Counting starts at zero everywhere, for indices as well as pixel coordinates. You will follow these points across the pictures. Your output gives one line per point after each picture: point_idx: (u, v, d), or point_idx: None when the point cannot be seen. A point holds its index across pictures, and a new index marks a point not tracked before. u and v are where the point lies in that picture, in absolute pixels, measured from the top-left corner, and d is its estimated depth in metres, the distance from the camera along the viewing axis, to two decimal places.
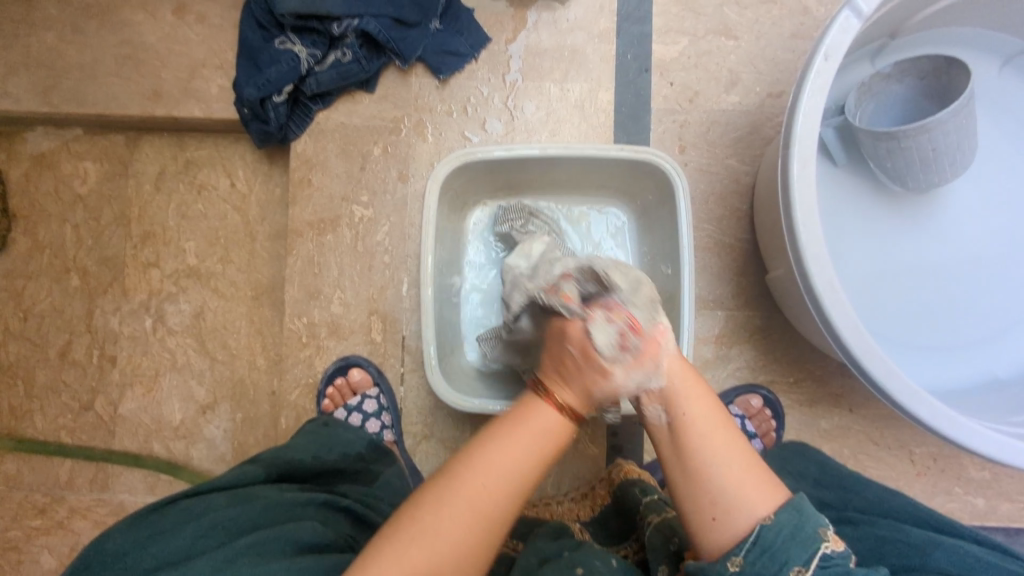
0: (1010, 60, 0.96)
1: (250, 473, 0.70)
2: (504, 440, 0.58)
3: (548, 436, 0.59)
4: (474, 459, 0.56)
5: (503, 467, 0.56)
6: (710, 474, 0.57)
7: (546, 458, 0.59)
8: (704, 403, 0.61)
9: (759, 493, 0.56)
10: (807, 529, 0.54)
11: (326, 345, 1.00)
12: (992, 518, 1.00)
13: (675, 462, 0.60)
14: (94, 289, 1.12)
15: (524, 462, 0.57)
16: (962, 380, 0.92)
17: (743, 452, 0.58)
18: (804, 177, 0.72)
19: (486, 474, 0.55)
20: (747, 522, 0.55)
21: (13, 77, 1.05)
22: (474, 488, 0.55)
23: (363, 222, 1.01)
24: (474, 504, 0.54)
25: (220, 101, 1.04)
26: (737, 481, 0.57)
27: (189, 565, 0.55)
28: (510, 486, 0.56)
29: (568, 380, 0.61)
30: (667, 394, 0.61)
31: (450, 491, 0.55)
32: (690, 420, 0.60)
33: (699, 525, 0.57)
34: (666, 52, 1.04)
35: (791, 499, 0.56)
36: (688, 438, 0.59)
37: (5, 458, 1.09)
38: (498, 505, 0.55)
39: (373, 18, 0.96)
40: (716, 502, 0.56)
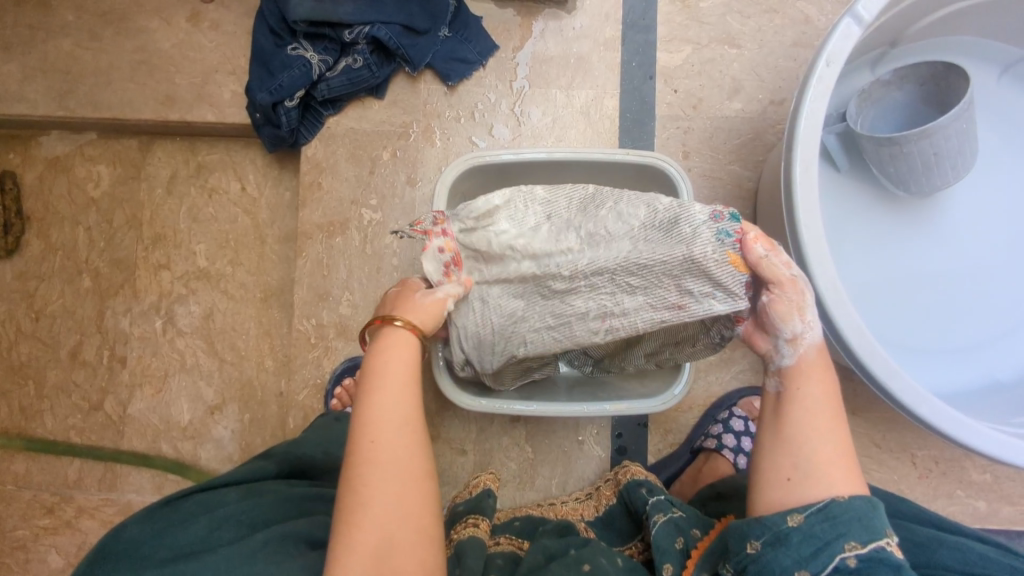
0: (1009, 68, 0.98)
1: (260, 470, 0.71)
2: (373, 397, 0.62)
3: (404, 373, 0.64)
4: (360, 431, 0.60)
5: (385, 424, 0.60)
6: (803, 444, 0.58)
7: (416, 389, 0.64)
8: (823, 388, 0.61)
9: (841, 474, 0.57)
10: (876, 520, 0.55)
11: (334, 347, 1.02)
12: (994, 521, 1.00)
13: (769, 426, 0.61)
14: (105, 291, 1.13)
15: (399, 409, 0.62)
16: (966, 383, 0.93)
17: (842, 433, 0.59)
18: (806, 180, 0.73)
19: (372, 433, 0.60)
20: (822, 494, 0.56)
21: (30, 82, 1.07)
22: (367, 448, 0.59)
23: (371, 225, 1.03)
24: (395, 469, 0.59)
25: (232, 106, 1.06)
26: (825, 453, 0.58)
27: (206, 557, 0.56)
28: (402, 431, 0.61)
29: (410, 308, 0.68)
30: (795, 365, 0.62)
31: (365, 470, 0.58)
32: (801, 395, 0.61)
33: (770, 484, 0.59)
34: (670, 60, 1.06)
35: (870, 497, 0.57)
36: (791, 408, 0.61)
37: (15, 457, 1.10)
38: (404, 458, 0.60)
39: (383, 25, 0.99)
40: (798, 465, 0.58)
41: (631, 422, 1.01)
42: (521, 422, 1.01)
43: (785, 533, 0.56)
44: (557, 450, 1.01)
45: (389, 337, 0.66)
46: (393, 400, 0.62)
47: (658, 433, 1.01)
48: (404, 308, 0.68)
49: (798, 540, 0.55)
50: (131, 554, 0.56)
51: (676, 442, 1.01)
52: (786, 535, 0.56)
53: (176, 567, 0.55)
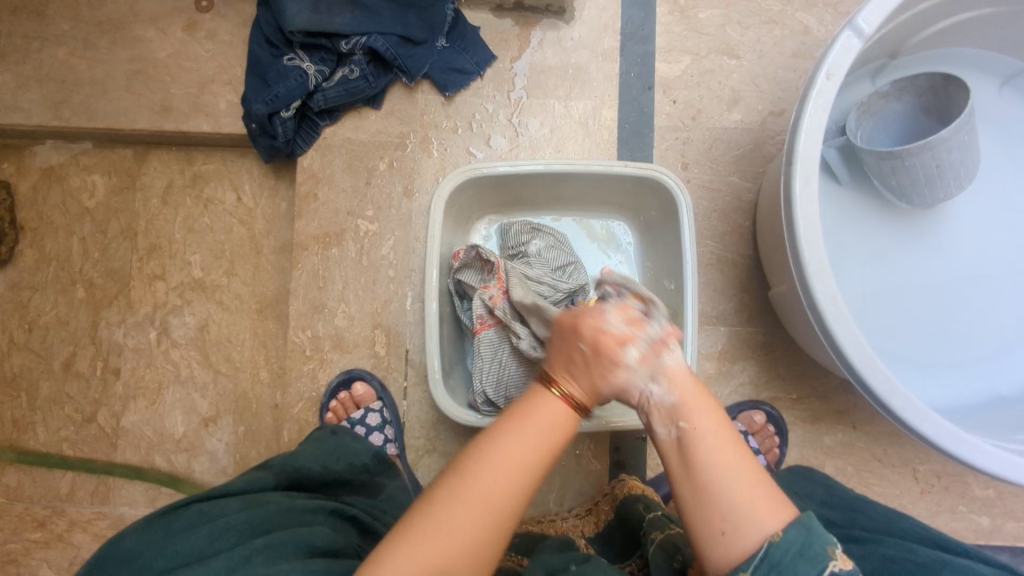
0: (1009, 79, 0.97)
1: (261, 479, 0.70)
2: (510, 434, 0.55)
3: (556, 426, 0.57)
4: (484, 446, 0.55)
5: (511, 457, 0.54)
6: (720, 493, 0.54)
7: (555, 446, 0.56)
8: (714, 419, 0.58)
9: (768, 508, 0.53)
10: (815, 546, 0.50)
11: (329, 359, 1.01)
12: (998, 537, 0.99)
13: (682, 479, 0.56)
14: (99, 302, 1.12)
15: (529, 450, 0.55)
16: (968, 397, 0.92)
17: (753, 464, 0.56)
18: (806, 194, 0.73)
19: (492, 469, 0.53)
20: (757, 538, 0.52)
21: (25, 91, 1.06)
22: (485, 482, 0.53)
23: (368, 236, 1.02)
24: (489, 502, 0.52)
25: (228, 116, 1.05)
26: (743, 493, 0.54)
27: (205, 565, 0.55)
28: (526, 479, 0.54)
29: (575, 373, 0.59)
30: (676, 407, 0.59)
31: (463, 485, 0.53)
32: (701, 435, 0.57)
33: (708, 545, 0.54)
34: (669, 70, 1.05)
35: (801, 516, 0.53)
36: (697, 452, 0.56)
37: (7, 470, 1.09)
38: (504, 492, 0.53)
39: (380, 35, 0.98)
40: (726, 516, 0.53)
41: (630, 436, 1.00)
42: None
43: None
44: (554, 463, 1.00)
45: (546, 399, 0.58)
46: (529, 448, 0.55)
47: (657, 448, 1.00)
48: (573, 370, 0.59)
49: None
50: (133, 563, 0.56)
51: None
52: None
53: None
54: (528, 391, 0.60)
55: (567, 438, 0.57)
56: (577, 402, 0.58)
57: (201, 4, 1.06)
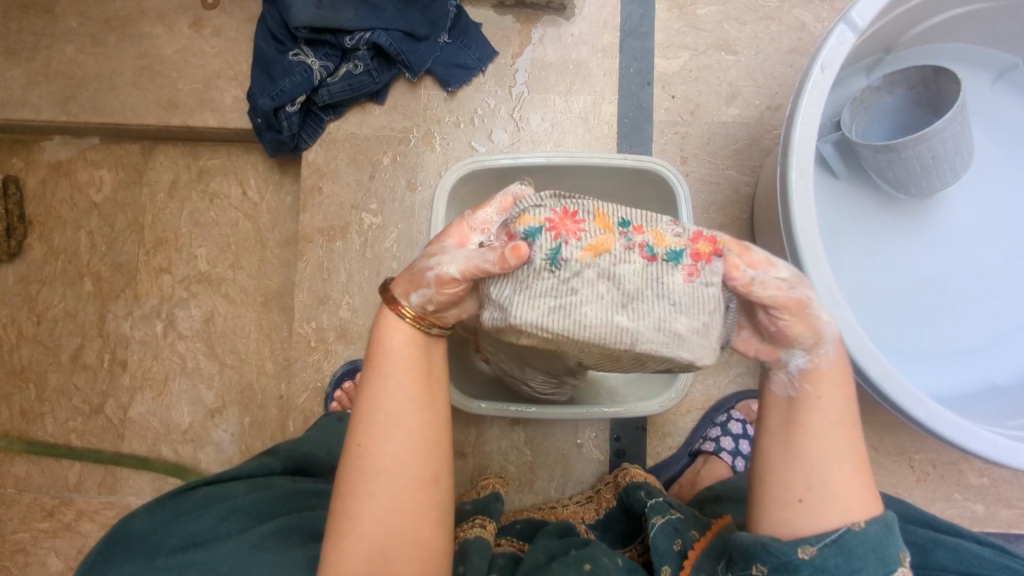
0: (1002, 74, 0.99)
1: (268, 464, 0.72)
2: (374, 396, 0.60)
3: (408, 354, 0.60)
4: (358, 423, 0.59)
5: (382, 420, 0.58)
6: (816, 468, 0.57)
7: (426, 377, 0.61)
8: (837, 396, 0.60)
9: (856, 499, 0.57)
10: (890, 549, 0.55)
11: (334, 350, 1.02)
12: (992, 524, 1.01)
13: (779, 438, 0.60)
14: (106, 295, 1.14)
15: (399, 404, 0.59)
16: (962, 387, 0.94)
17: (858, 449, 0.59)
18: (802, 184, 0.74)
19: (372, 436, 0.59)
20: (836, 520, 0.56)
21: (34, 87, 1.08)
22: (370, 450, 0.58)
23: (371, 229, 1.04)
24: (391, 473, 0.58)
25: (234, 111, 1.06)
26: (836, 477, 0.57)
27: (216, 547, 0.56)
28: (406, 431, 0.59)
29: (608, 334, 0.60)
30: (813, 375, 0.59)
31: (362, 468, 0.58)
32: (814, 408, 0.59)
33: (778, 503, 0.58)
34: (667, 66, 1.07)
35: (884, 514, 0.57)
36: (803, 422, 0.59)
37: (15, 460, 1.11)
38: (400, 454, 0.58)
39: (383, 31, 1.00)
40: (811, 489, 0.57)
41: (630, 425, 1.01)
42: (520, 425, 1.02)
43: (795, 564, 0.55)
44: (556, 452, 1.01)
45: (387, 326, 0.61)
46: (405, 395, 0.59)
47: (657, 437, 1.02)
48: (409, 283, 0.59)
49: (810, 572, 0.55)
50: (144, 543, 0.57)
51: (675, 446, 1.02)
52: (797, 566, 0.55)
53: (187, 556, 0.55)
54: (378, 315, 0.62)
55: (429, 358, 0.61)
56: (419, 318, 0.60)
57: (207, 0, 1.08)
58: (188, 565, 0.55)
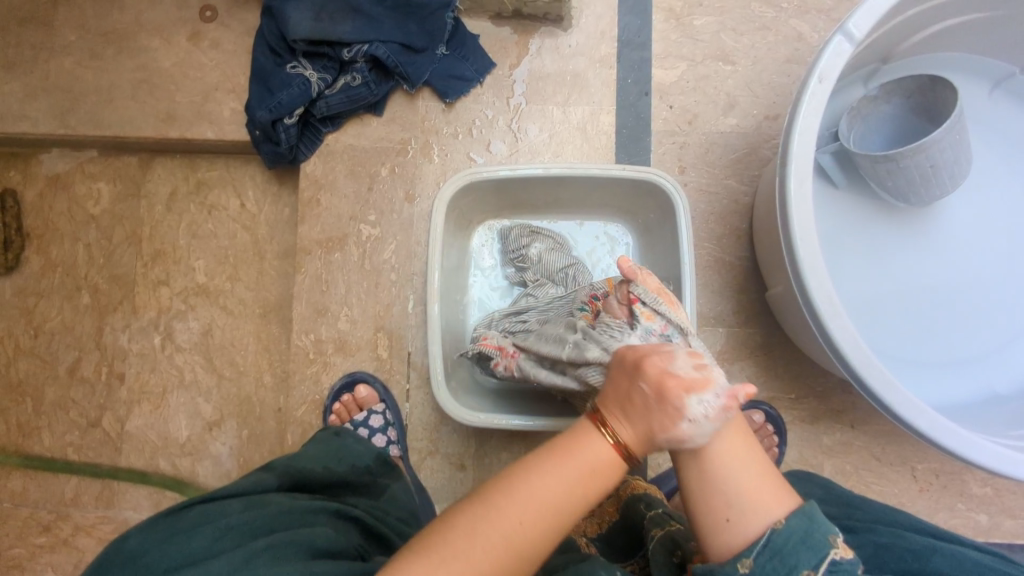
0: (999, 83, 0.99)
1: (265, 480, 0.71)
2: (543, 473, 0.51)
3: (591, 474, 0.52)
4: (507, 492, 0.51)
5: (529, 504, 0.50)
6: (728, 482, 0.53)
7: (587, 495, 0.52)
8: (736, 429, 0.55)
9: (772, 497, 0.53)
10: (817, 534, 0.51)
11: (333, 362, 1.02)
12: (996, 534, 1.00)
13: (688, 470, 0.55)
14: (104, 307, 1.13)
15: (555, 496, 0.51)
16: (964, 396, 0.93)
17: (757, 451, 0.56)
18: (800, 195, 0.74)
19: (525, 513, 0.50)
20: (759, 525, 0.52)
21: (32, 100, 1.08)
22: (512, 530, 0.50)
23: (370, 240, 1.04)
24: (496, 553, 0.49)
25: (232, 124, 1.06)
26: (747, 484, 0.54)
27: (207, 565, 0.55)
28: (559, 522, 0.51)
29: (632, 417, 0.53)
30: (683, 391, 0.59)
31: (467, 541, 0.50)
32: (718, 441, 0.54)
33: (710, 527, 0.54)
34: (665, 77, 1.07)
35: (803, 504, 0.54)
36: (708, 447, 0.54)
37: (12, 474, 1.10)
38: (526, 544, 0.50)
39: (381, 43, 1.00)
40: (732, 504, 0.53)
41: None
42: (520, 437, 1.01)
43: None
44: None
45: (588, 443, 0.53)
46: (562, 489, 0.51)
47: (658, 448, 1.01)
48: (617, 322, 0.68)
49: None
50: (138, 562, 0.57)
51: None
52: None
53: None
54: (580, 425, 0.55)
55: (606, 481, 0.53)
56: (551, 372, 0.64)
57: (205, 14, 1.08)
58: None
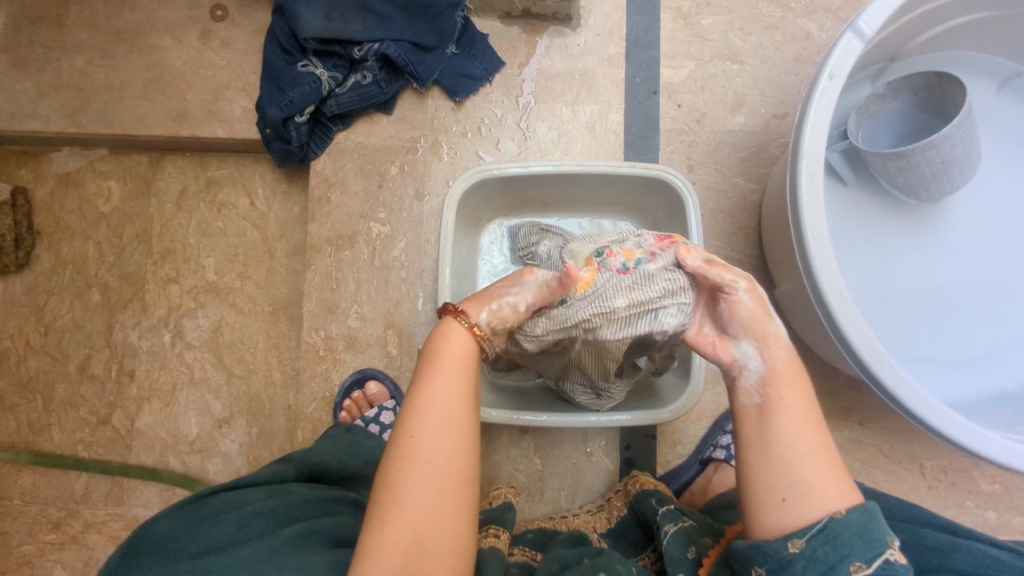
0: (1006, 81, 1.00)
1: (283, 472, 0.71)
2: (422, 391, 0.59)
3: (462, 359, 0.62)
4: (406, 417, 0.58)
5: (432, 414, 0.57)
6: (788, 458, 0.55)
7: (473, 377, 0.61)
8: (798, 401, 0.58)
9: (836, 487, 0.54)
10: (876, 531, 0.51)
11: (343, 359, 1.02)
12: (1005, 531, 1.00)
13: (750, 440, 0.58)
14: (114, 305, 1.14)
15: (444, 402, 0.58)
16: (973, 392, 0.94)
17: (828, 443, 0.56)
18: (812, 191, 0.75)
19: (427, 426, 0.57)
20: (819, 510, 0.53)
21: (43, 99, 1.08)
22: (418, 444, 0.56)
23: (380, 238, 1.04)
24: (428, 458, 0.55)
25: (242, 122, 1.07)
26: (812, 465, 0.54)
27: (235, 551, 0.56)
28: (450, 423, 0.57)
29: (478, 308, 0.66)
30: (770, 378, 0.60)
31: (405, 463, 0.55)
32: (781, 408, 0.58)
33: (762, 508, 0.55)
34: (673, 76, 1.08)
35: (866, 503, 0.54)
36: (772, 421, 0.57)
37: (22, 472, 1.10)
38: (446, 450, 0.56)
39: (392, 42, 1.01)
40: (791, 486, 0.54)
41: (639, 433, 1.01)
42: (530, 434, 1.02)
43: (788, 559, 0.52)
44: (565, 461, 1.01)
45: (448, 334, 0.63)
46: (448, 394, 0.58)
47: (667, 445, 1.01)
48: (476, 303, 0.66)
49: (802, 567, 0.51)
50: (167, 547, 0.57)
51: (685, 453, 1.01)
52: (788, 563, 0.51)
53: (207, 561, 0.55)
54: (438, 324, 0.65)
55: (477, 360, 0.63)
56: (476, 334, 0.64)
57: (216, 13, 1.09)
58: (208, 569, 0.54)
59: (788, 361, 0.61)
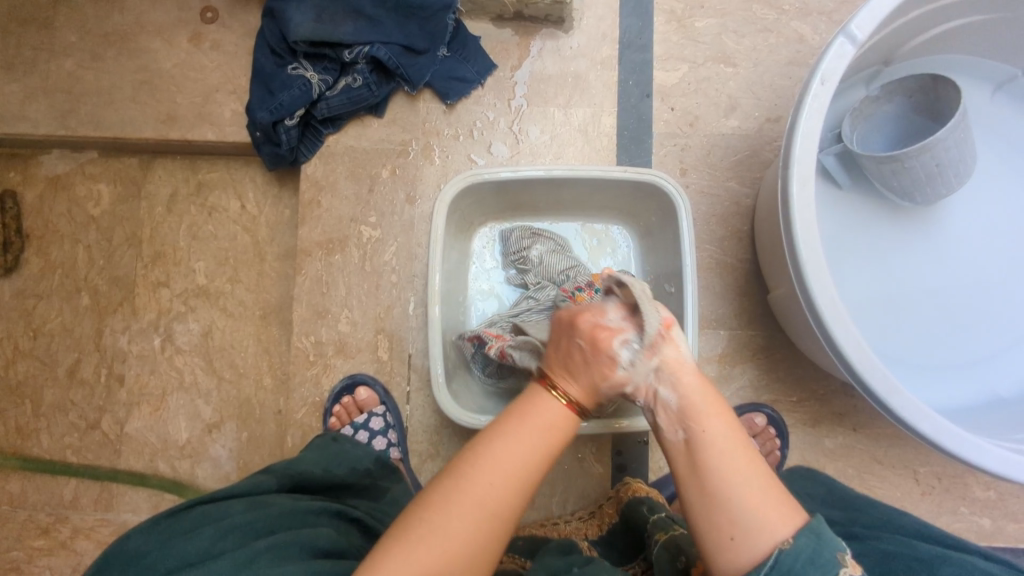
0: (1002, 85, 0.99)
1: (264, 483, 0.70)
2: (504, 439, 0.57)
3: (549, 427, 0.58)
4: (475, 453, 0.56)
5: (503, 466, 0.55)
6: (726, 494, 0.53)
7: (552, 450, 0.58)
8: (724, 428, 0.57)
9: (777, 515, 0.52)
10: (826, 553, 0.50)
11: (333, 364, 1.01)
12: (999, 538, 1.00)
13: (687, 481, 0.56)
14: (103, 309, 1.13)
15: (519, 459, 0.56)
16: (968, 398, 0.93)
17: (760, 465, 0.55)
18: (803, 197, 0.74)
19: (496, 474, 0.54)
20: (768, 544, 0.51)
21: (32, 101, 1.08)
22: (484, 489, 0.54)
23: (371, 242, 1.03)
24: (484, 502, 0.54)
25: (232, 125, 1.06)
26: (751, 496, 0.53)
27: (207, 566, 0.55)
28: (520, 483, 0.55)
29: (575, 373, 0.61)
30: (682, 408, 0.58)
31: (458, 493, 0.54)
32: (707, 443, 0.56)
33: (717, 550, 0.53)
34: (666, 79, 1.07)
35: (811, 521, 0.53)
36: (702, 459, 0.55)
37: (10, 477, 1.09)
38: (504, 503, 0.54)
39: (383, 45, 1.00)
40: (736, 522, 0.52)
41: (632, 439, 1.01)
42: None
43: None
44: (557, 467, 1.00)
45: (544, 399, 0.60)
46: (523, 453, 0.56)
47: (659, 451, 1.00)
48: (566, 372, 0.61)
49: None
50: (138, 564, 0.56)
51: None
52: None
53: None
54: (529, 389, 0.62)
55: (563, 441, 0.59)
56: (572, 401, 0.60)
57: (207, 15, 1.08)
58: None
59: (696, 378, 0.60)
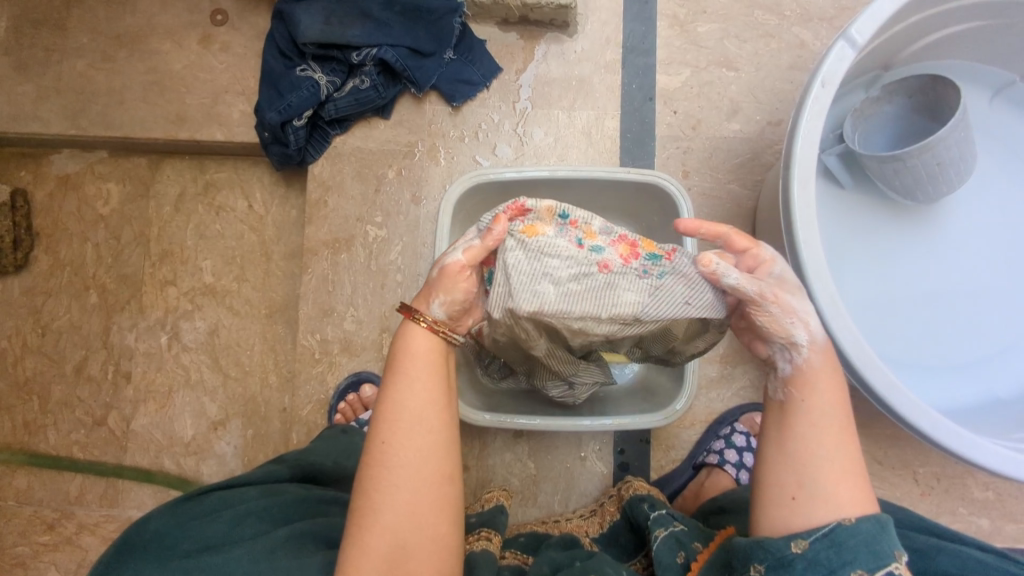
0: (999, 91, 1.01)
1: (277, 472, 0.72)
2: (391, 392, 0.58)
3: (424, 358, 0.59)
4: (376, 417, 0.58)
5: (400, 419, 0.57)
6: (808, 458, 0.55)
7: (442, 379, 0.59)
8: (830, 401, 0.58)
9: (850, 494, 0.54)
10: (884, 544, 0.51)
11: (338, 362, 1.02)
12: (998, 538, 1.00)
13: (772, 436, 0.58)
14: (111, 306, 1.14)
15: (413, 407, 0.57)
16: (967, 399, 0.94)
17: (852, 450, 0.56)
18: (804, 198, 0.75)
19: (399, 429, 0.57)
20: (829, 515, 0.53)
21: (44, 101, 1.09)
22: (391, 448, 0.56)
23: (376, 241, 1.05)
24: (405, 464, 0.56)
25: (241, 125, 1.08)
26: (828, 473, 0.54)
27: (227, 552, 0.56)
28: (426, 427, 0.57)
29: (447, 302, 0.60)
30: (798, 375, 0.59)
31: (379, 463, 0.57)
32: (807, 407, 0.57)
33: (773, 502, 0.55)
34: (669, 83, 1.09)
35: (879, 514, 0.53)
36: (796, 420, 0.57)
37: (17, 472, 1.10)
38: (422, 453, 0.57)
39: (390, 47, 1.02)
40: (804, 485, 0.54)
41: (633, 438, 1.02)
42: (524, 438, 1.02)
43: (789, 559, 0.52)
44: (560, 466, 1.01)
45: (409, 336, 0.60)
46: (415, 400, 0.57)
47: (661, 450, 1.01)
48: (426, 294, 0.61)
49: (803, 568, 0.52)
50: (157, 545, 0.57)
51: (679, 458, 1.01)
52: (789, 562, 0.52)
53: (200, 559, 0.55)
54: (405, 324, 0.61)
55: (445, 360, 0.61)
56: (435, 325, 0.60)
57: (216, 18, 1.10)
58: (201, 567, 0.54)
59: (823, 353, 0.61)
